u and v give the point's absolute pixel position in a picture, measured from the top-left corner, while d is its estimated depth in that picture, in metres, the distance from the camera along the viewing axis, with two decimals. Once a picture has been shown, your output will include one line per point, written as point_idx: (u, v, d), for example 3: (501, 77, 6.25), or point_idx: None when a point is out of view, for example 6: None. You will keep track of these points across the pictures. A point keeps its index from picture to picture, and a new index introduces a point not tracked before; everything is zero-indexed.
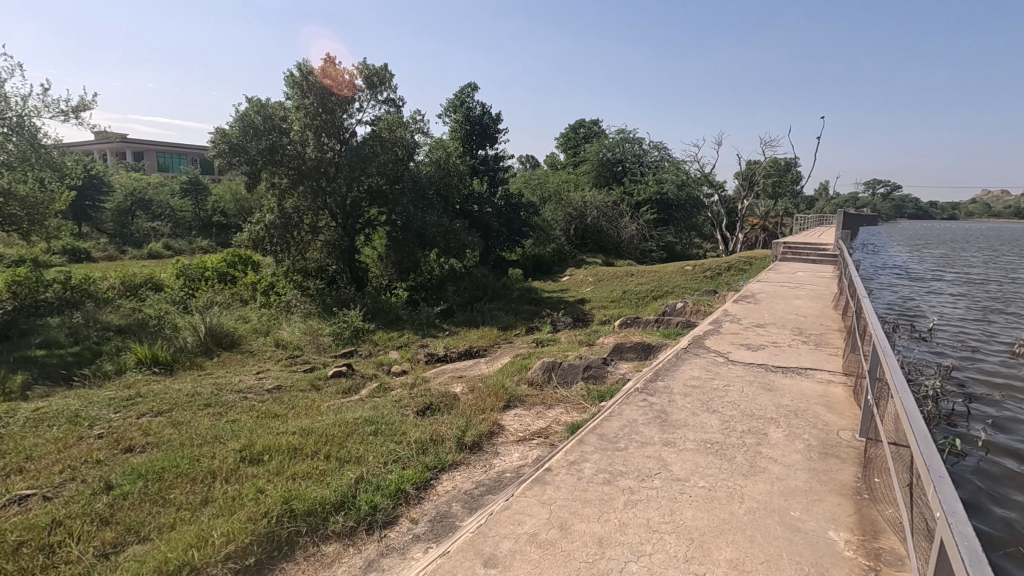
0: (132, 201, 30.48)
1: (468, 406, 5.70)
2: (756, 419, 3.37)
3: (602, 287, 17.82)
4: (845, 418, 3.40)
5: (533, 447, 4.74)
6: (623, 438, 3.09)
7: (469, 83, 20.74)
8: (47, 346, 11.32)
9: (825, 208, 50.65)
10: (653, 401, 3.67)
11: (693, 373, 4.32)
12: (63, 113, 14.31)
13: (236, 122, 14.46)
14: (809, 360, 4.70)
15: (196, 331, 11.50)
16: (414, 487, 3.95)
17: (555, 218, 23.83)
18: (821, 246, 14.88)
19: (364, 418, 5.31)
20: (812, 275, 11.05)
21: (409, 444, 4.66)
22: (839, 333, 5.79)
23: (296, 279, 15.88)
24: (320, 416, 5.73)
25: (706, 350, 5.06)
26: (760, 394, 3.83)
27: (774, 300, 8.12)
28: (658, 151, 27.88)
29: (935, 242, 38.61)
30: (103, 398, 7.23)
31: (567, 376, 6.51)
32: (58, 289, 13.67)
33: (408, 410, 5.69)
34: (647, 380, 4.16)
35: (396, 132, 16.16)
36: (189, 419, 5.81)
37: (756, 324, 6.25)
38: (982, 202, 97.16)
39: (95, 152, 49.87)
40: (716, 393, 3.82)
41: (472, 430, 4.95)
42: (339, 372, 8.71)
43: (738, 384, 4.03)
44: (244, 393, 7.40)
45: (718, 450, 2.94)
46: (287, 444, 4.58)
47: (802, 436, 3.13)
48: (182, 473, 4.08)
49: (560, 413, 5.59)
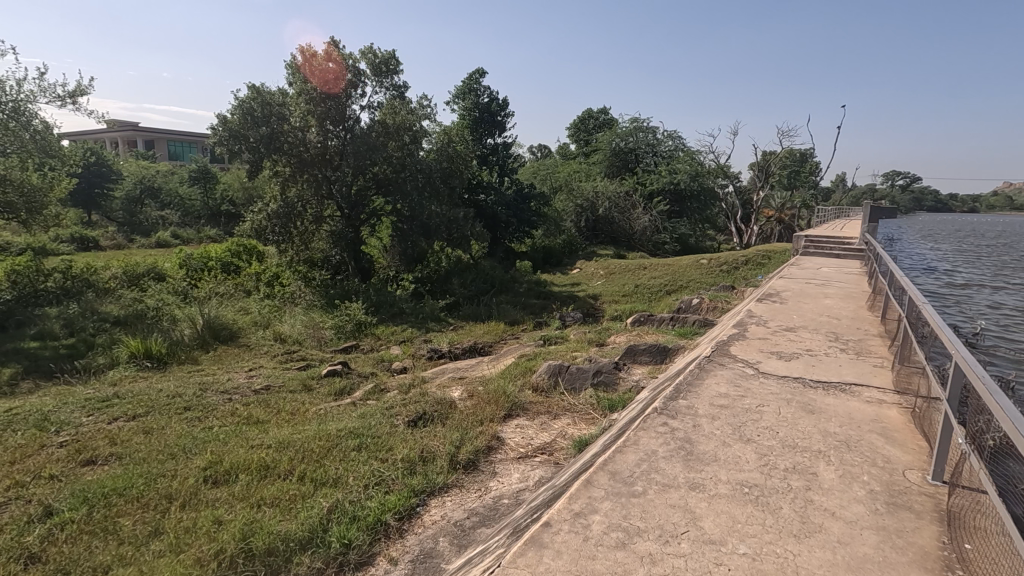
0: (141, 189, 30.27)
1: (465, 417, 5.19)
2: (800, 453, 2.80)
3: (614, 280, 17.21)
4: (909, 453, 2.81)
5: (534, 467, 4.26)
6: (641, 478, 2.53)
7: (477, 69, 20.12)
8: (41, 338, 10.95)
9: (842, 201, 49.45)
10: (674, 426, 3.10)
11: (719, 388, 3.73)
12: (59, 98, 13.92)
13: (236, 110, 13.99)
14: (851, 374, 4.10)
15: (193, 324, 11.12)
16: (395, 518, 3.45)
17: (566, 209, 23.17)
18: (844, 240, 14.11)
19: (349, 429, 4.79)
20: (837, 271, 10.39)
21: (395, 463, 4.15)
22: (881, 340, 5.17)
23: (300, 270, 15.44)
24: (303, 425, 5.22)
25: (732, 359, 4.46)
26: (802, 418, 3.24)
27: (801, 299, 7.46)
28: (672, 141, 26.97)
29: (959, 237, 37.31)
30: (80, 397, 6.78)
31: (575, 382, 5.95)
32: (58, 278, 13.36)
33: (398, 420, 5.17)
34: (666, 397, 3.59)
35: (400, 118, 15.46)
36: (162, 426, 5.35)
37: (785, 327, 5.64)
38: (1004, 195, 94.50)
39: (106, 138, 49.83)
40: (749, 417, 3.24)
41: (467, 446, 4.47)
42: (334, 371, 8.17)
43: (774, 404, 3.45)
44: (229, 395, 6.92)
45: (758, 497, 2.37)
46: (258, 461, 4.07)
47: (861, 478, 2.55)
48: (135, 496, 3.59)
49: (566, 425, 5.09)
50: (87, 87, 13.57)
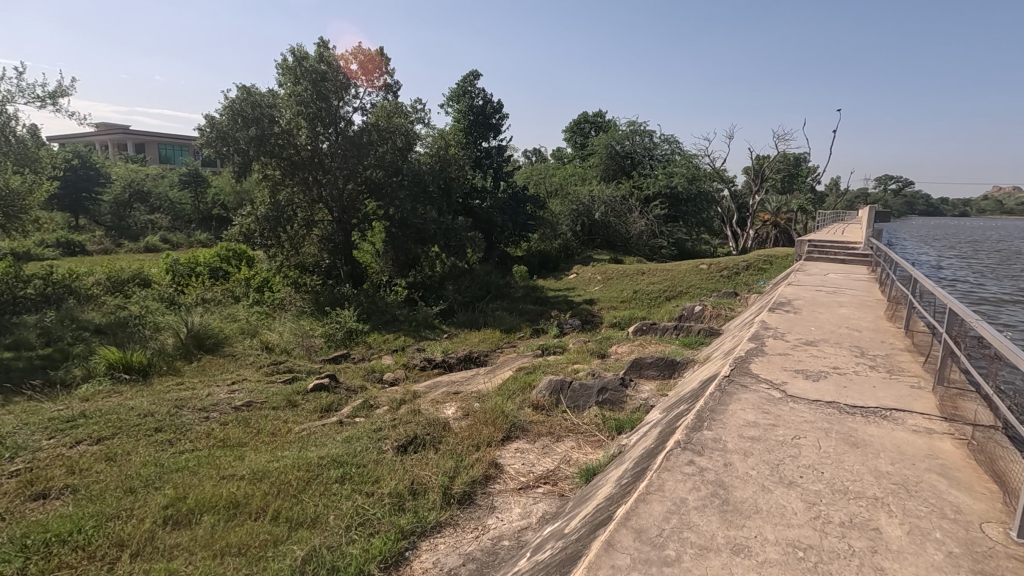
0: (130, 193, 29.65)
1: (460, 440, 4.76)
2: (854, 500, 2.38)
3: (612, 286, 16.79)
4: (981, 501, 2.40)
5: (537, 500, 3.83)
6: (672, 539, 2.11)
7: (472, 71, 19.75)
8: (17, 348, 10.43)
9: (837, 204, 49.49)
10: (703, 465, 2.67)
11: (746, 416, 3.30)
12: (39, 98, 13.44)
13: (224, 111, 13.58)
14: (889, 397, 3.70)
15: (177, 332, 10.66)
16: (381, 567, 3.03)
17: (561, 212, 22.76)
18: (848, 245, 13.78)
19: (332, 456, 4.34)
20: (845, 277, 10.04)
21: (382, 498, 3.72)
22: (911, 355, 4.76)
23: (291, 275, 14.92)
24: (282, 450, 4.76)
25: (755, 378, 4.05)
26: (846, 454, 2.82)
27: (815, 308, 7.06)
28: (669, 144, 26.67)
29: (954, 242, 37.15)
30: (45, 416, 6.27)
31: (578, 400, 5.53)
32: (39, 284, 12.79)
33: (387, 444, 4.72)
34: (687, 428, 3.15)
35: (393, 121, 15.05)
36: (127, 452, 4.87)
37: (805, 341, 5.23)
38: (994, 198, 94.95)
39: (96, 141, 49.10)
40: (787, 452, 2.82)
41: (461, 477, 4.04)
42: (321, 385, 7.68)
43: (811, 435, 3.03)
44: (206, 412, 6.45)
45: (818, 563, 1.96)
46: (227, 496, 3.62)
47: (933, 535, 2.13)
48: (80, 544, 3.13)
49: (570, 448, 4.66)
50: (67, 87, 13.08)
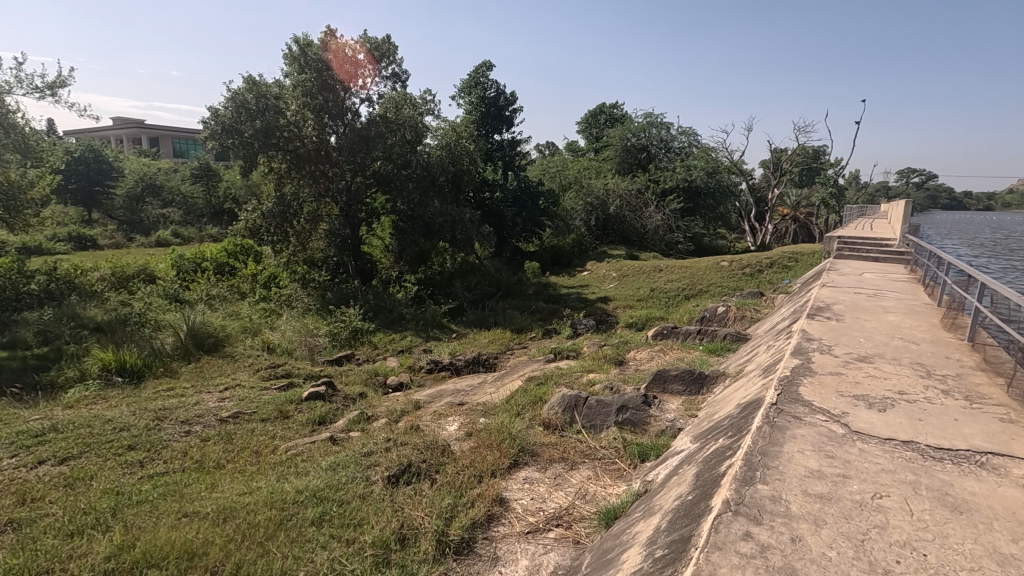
0: (143, 186, 29.33)
1: (460, 470, 4.16)
2: None
3: (628, 283, 16.08)
4: None
5: (548, 549, 3.22)
6: None
7: (484, 61, 19.05)
8: (12, 348, 10.02)
9: (859, 199, 47.80)
10: (767, 544, 2.04)
11: (808, 464, 2.65)
12: (37, 89, 13.03)
13: (228, 102, 13.09)
14: (978, 434, 3.03)
15: (176, 331, 10.16)
16: None
17: (575, 207, 22.04)
18: (882, 242, 12.86)
19: (312, 489, 3.78)
20: (884, 278, 9.24)
21: (362, 551, 3.14)
22: (988, 375, 4.06)
23: (298, 271, 14.41)
24: (258, 478, 4.19)
25: (810, 407, 3.40)
26: (950, 525, 2.17)
27: (860, 314, 6.32)
28: (686, 137, 25.74)
29: (979, 237, 35.80)
30: (18, 428, 5.77)
31: (595, 419, 4.91)
32: (41, 280, 12.40)
33: (376, 474, 4.13)
34: (736, 483, 2.48)
35: (402, 112, 14.44)
36: (88, 478, 4.34)
37: (858, 356, 4.54)
38: (1021, 192, 92.07)
39: (112, 137, 49.14)
40: (871, 522, 2.18)
41: (459, 520, 3.43)
42: (317, 394, 7.10)
43: (897, 494, 2.38)
44: (189, 426, 5.90)
45: None
46: (181, 544, 3.08)
47: None
48: None
49: (586, 479, 4.04)
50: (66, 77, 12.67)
